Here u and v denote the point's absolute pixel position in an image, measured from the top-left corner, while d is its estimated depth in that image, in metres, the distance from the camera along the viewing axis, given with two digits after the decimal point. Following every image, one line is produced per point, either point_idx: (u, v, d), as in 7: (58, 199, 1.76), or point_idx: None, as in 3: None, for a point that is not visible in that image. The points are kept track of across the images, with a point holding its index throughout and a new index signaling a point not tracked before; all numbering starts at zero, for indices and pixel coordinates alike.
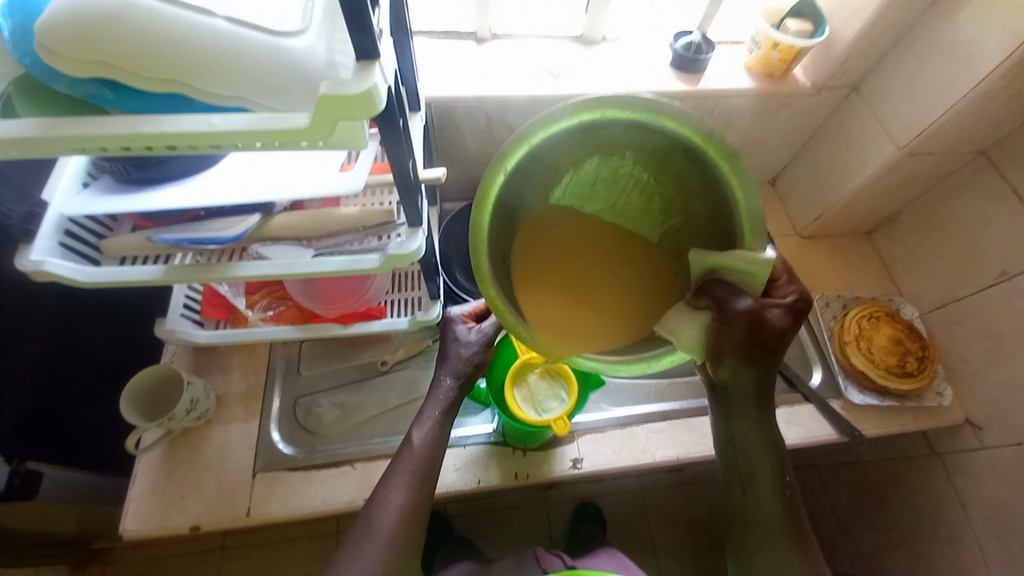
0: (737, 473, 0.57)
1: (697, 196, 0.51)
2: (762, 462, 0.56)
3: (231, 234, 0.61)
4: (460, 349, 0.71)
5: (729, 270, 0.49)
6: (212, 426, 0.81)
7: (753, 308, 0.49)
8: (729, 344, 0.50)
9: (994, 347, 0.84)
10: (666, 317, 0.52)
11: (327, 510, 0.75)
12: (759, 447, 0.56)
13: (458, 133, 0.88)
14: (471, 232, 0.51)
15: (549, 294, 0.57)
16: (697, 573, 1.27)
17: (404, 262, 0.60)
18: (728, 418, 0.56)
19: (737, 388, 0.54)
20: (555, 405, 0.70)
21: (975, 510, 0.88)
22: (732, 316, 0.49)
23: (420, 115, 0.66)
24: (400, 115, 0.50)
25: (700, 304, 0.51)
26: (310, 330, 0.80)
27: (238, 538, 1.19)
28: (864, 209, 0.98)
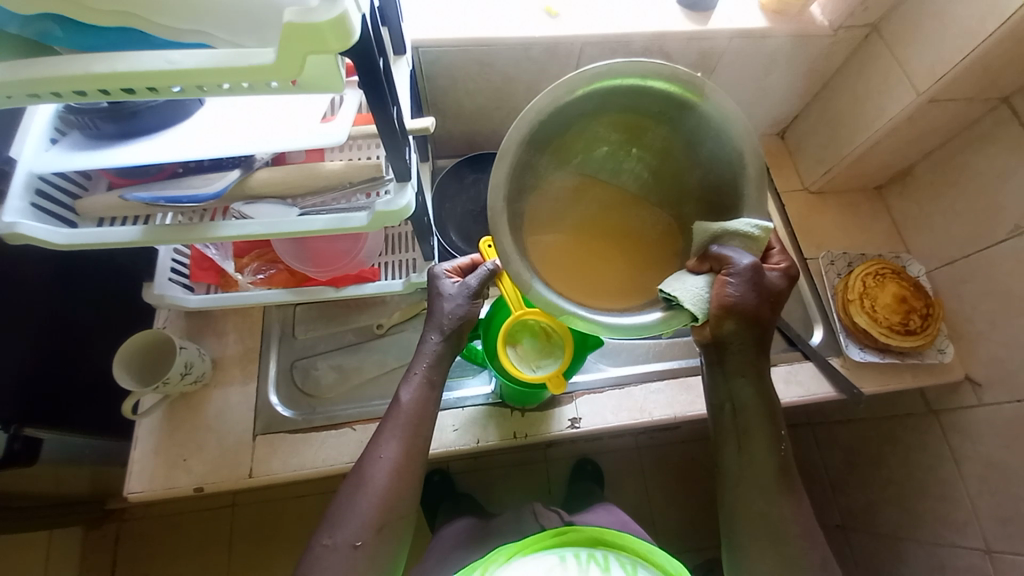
0: (730, 428, 0.57)
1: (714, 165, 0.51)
2: (754, 414, 0.56)
3: (210, 192, 0.58)
4: (443, 305, 0.67)
5: (734, 231, 0.49)
6: (210, 390, 0.80)
7: (757, 267, 0.49)
8: (737, 306, 0.49)
9: (1001, 306, 0.83)
10: (668, 280, 0.50)
11: (329, 470, 0.76)
12: (752, 402, 0.56)
13: (450, 83, 0.83)
14: (492, 196, 0.49)
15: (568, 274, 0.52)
16: (691, 524, 1.31)
17: (394, 220, 0.57)
18: (723, 375, 0.56)
19: (734, 346, 0.53)
20: (549, 364, 0.68)
21: (968, 465, 0.89)
22: (740, 277, 0.48)
23: (406, 61, 0.62)
24: (382, 58, 0.46)
25: (703, 268, 0.50)
26: (303, 294, 0.78)
27: (247, 496, 1.22)
28: (877, 162, 0.94)
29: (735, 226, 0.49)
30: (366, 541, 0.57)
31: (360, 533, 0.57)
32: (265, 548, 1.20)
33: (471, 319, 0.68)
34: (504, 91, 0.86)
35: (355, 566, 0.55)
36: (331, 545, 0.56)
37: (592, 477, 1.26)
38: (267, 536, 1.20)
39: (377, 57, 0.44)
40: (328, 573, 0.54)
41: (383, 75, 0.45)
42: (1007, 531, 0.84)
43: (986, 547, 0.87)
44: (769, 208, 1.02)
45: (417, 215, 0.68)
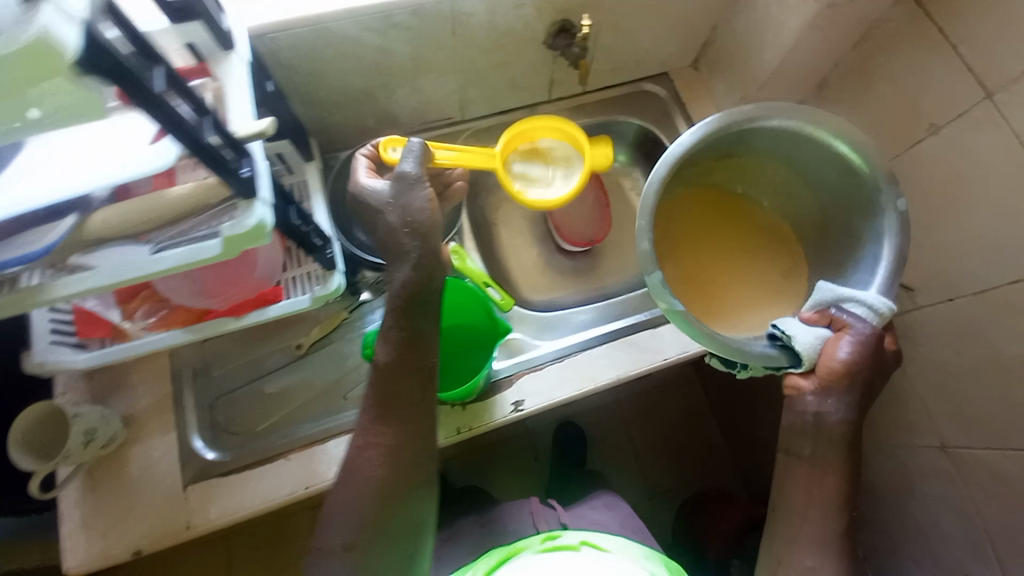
0: (802, 466, 0.67)
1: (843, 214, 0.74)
2: (828, 460, 0.66)
3: (41, 247, 0.48)
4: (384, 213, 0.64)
5: (862, 299, 0.66)
6: (131, 447, 0.75)
7: (874, 334, 0.65)
8: (852, 365, 0.65)
9: (927, 208, 0.82)
10: (796, 328, 0.68)
11: (269, 506, 0.72)
12: (833, 453, 0.66)
13: (314, 73, 0.73)
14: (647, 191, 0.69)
15: (686, 256, 0.82)
16: (675, 466, 1.34)
17: (254, 240, 0.50)
18: (816, 442, 0.67)
19: (829, 412, 0.66)
20: (560, 186, 0.84)
21: (914, 367, 0.91)
22: (854, 337, 0.65)
23: (238, 54, 0.57)
24: (162, 72, 0.40)
25: (821, 321, 0.69)
26: (201, 330, 0.72)
27: (239, 528, 1.19)
28: (792, 79, 0.89)
29: (861, 296, 0.67)
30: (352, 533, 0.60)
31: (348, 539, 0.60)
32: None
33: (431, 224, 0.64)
34: (380, 69, 0.77)
35: None
36: None
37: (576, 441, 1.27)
38: (266, 561, 1.18)
39: (147, 77, 0.38)
40: None
41: (165, 92, 0.39)
42: (958, 423, 0.86)
43: (942, 443, 0.89)
44: None
45: (293, 230, 0.65)
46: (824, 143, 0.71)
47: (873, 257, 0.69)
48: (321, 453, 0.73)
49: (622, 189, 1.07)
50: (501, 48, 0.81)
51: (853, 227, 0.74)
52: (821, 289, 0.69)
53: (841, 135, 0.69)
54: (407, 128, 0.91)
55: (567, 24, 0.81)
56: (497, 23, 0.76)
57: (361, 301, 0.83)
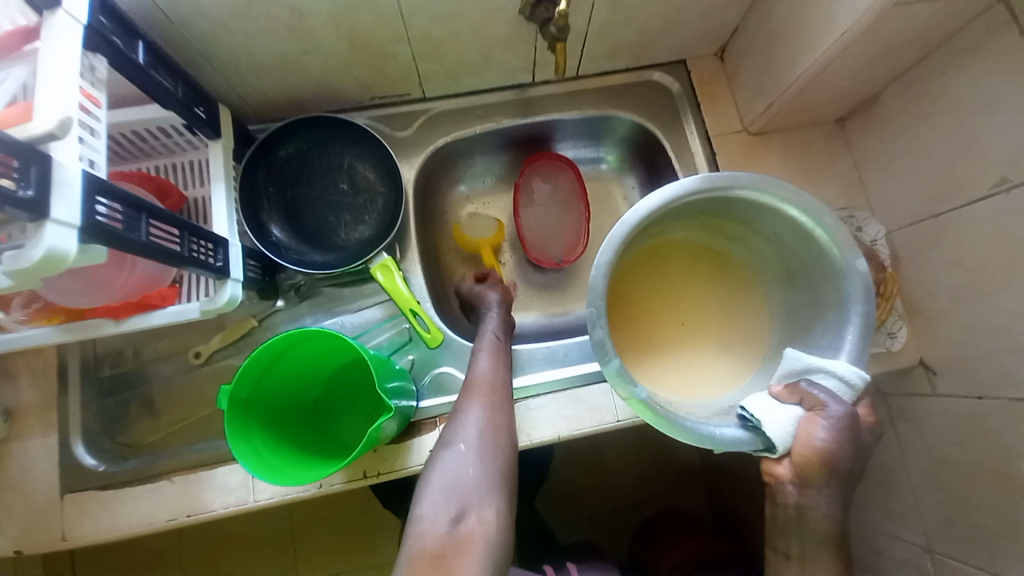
0: (793, 570, 0.53)
1: (812, 276, 0.61)
2: (825, 570, 0.52)
3: None
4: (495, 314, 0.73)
5: (831, 370, 0.55)
6: (9, 444, 0.68)
7: (852, 415, 0.51)
8: (831, 452, 0.50)
9: (972, 281, 0.64)
10: (759, 406, 0.55)
11: (146, 529, 0.65)
12: (825, 555, 0.52)
13: (212, 28, 0.58)
14: (592, 277, 0.56)
15: (636, 320, 0.67)
16: None
17: (51, 270, 0.40)
18: (800, 536, 0.53)
19: (814, 506, 0.52)
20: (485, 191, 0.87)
21: (913, 456, 0.76)
22: (830, 422, 0.51)
23: (70, 12, 0.43)
24: None
25: (792, 398, 0.55)
26: (77, 331, 0.62)
27: (193, 531, 1.03)
28: (836, 89, 0.70)
29: (832, 369, 0.55)
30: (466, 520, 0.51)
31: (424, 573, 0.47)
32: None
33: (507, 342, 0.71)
34: (300, 29, 0.61)
35: None
36: None
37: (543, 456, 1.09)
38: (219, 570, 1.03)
39: None
40: None
41: None
42: (950, 531, 0.71)
43: (927, 545, 0.75)
44: (694, 154, 0.80)
45: (161, 253, 0.50)
46: (776, 210, 0.59)
47: (838, 323, 0.58)
48: (207, 479, 0.66)
49: (610, 195, 0.90)
50: (457, 14, 0.63)
51: (814, 290, 0.61)
52: (789, 357, 0.58)
53: (791, 200, 0.57)
54: (352, 101, 0.76)
55: None
56: None
57: (275, 308, 0.73)
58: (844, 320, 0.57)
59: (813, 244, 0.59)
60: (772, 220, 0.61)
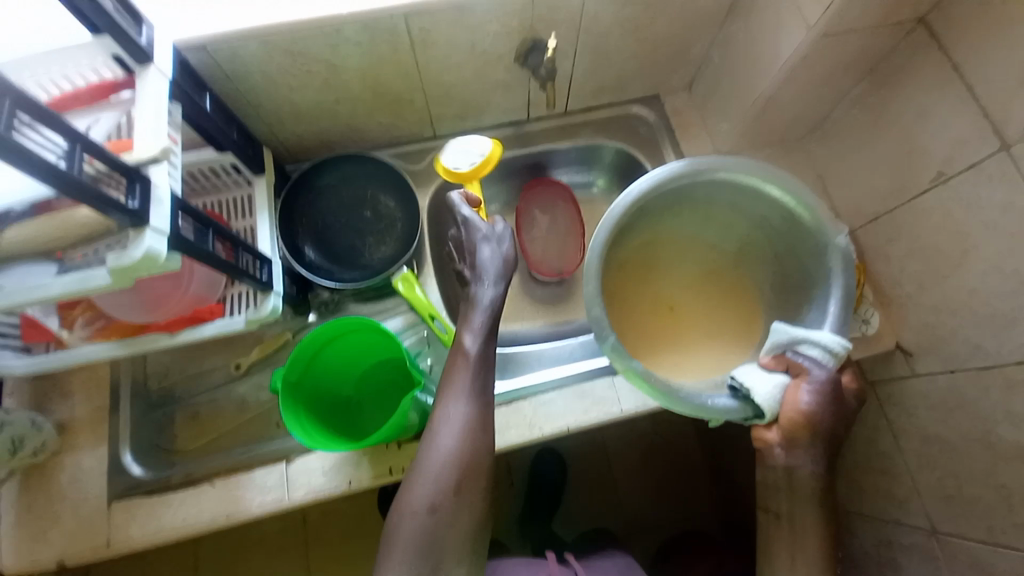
0: (784, 528, 0.59)
1: (798, 254, 0.68)
2: (811, 521, 0.57)
3: None
4: (494, 244, 0.66)
5: (814, 340, 0.60)
6: (62, 456, 0.73)
7: (832, 379, 0.58)
8: (812, 413, 0.56)
9: (929, 265, 0.72)
10: (750, 373, 0.61)
11: (188, 531, 0.70)
12: (812, 511, 0.57)
13: (263, 84, 0.70)
14: (587, 258, 0.65)
15: (640, 305, 0.76)
16: None
17: (145, 271, 0.49)
18: (795, 500, 0.58)
19: (800, 466, 0.58)
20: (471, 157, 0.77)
21: (906, 438, 0.80)
22: (814, 386, 0.57)
23: (158, 69, 0.54)
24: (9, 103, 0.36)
25: (778, 368, 0.61)
26: (134, 344, 0.70)
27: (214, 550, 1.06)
28: (791, 111, 0.81)
29: (815, 338, 0.60)
30: (445, 511, 0.56)
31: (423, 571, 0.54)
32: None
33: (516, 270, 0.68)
34: (335, 83, 0.73)
35: None
36: None
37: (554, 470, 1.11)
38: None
39: None
40: None
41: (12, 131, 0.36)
42: (949, 507, 0.74)
43: (931, 526, 0.77)
44: None
45: (220, 263, 0.59)
46: (758, 190, 0.68)
47: (823, 297, 0.64)
48: (245, 481, 0.71)
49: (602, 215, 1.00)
50: (464, 64, 0.76)
51: (803, 269, 0.68)
52: (777, 330, 0.62)
53: (769, 181, 0.66)
54: (374, 141, 0.88)
55: (537, 42, 0.75)
56: (455, 39, 0.71)
57: (307, 322, 0.82)
58: (828, 292, 0.63)
59: (795, 222, 0.67)
60: (752, 204, 0.70)
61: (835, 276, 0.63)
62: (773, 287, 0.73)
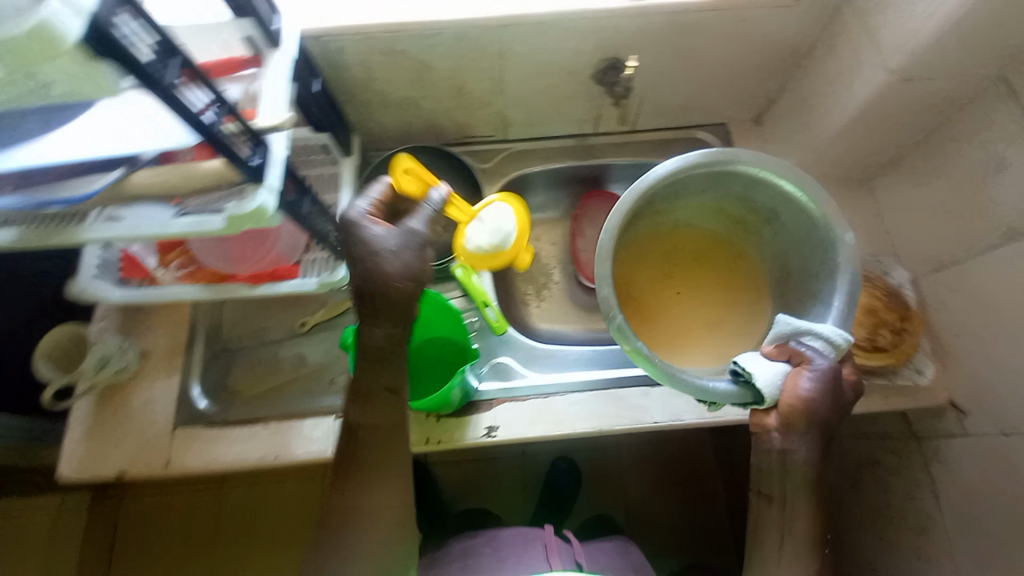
0: (774, 511, 0.61)
1: (805, 249, 0.70)
2: (802, 507, 0.60)
3: (68, 194, 0.52)
4: (378, 260, 0.60)
5: (818, 331, 0.62)
6: (139, 381, 0.82)
7: (834, 369, 0.59)
8: (812, 400, 0.58)
9: (992, 323, 0.70)
10: (749, 357, 0.62)
11: (238, 465, 0.76)
12: (803, 495, 0.60)
13: (364, 76, 0.78)
14: (601, 242, 0.66)
15: (644, 283, 0.83)
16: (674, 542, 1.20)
17: (253, 223, 0.55)
18: (788, 480, 0.60)
19: (795, 451, 0.59)
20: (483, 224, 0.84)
21: (947, 498, 0.77)
22: (815, 372, 0.59)
23: (282, 51, 0.61)
24: (177, 59, 0.44)
25: (780, 356, 0.62)
26: (219, 291, 0.78)
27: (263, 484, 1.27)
28: (861, 150, 0.81)
29: (817, 329, 0.62)
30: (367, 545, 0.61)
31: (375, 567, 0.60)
32: (255, 532, 1.24)
33: (420, 288, 0.63)
34: (425, 80, 0.80)
35: None
36: None
37: (564, 475, 1.19)
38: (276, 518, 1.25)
39: (163, 70, 0.42)
40: None
41: (177, 84, 0.43)
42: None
43: None
44: None
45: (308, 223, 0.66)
46: (772, 184, 0.69)
47: (828, 292, 0.65)
48: (294, 429, 0.77)
49: None
50: (546, 75, 0.81)
51: (810, 264, 0.70)
52: (779, 322, 0.65)
53: (783, 176, 0.67)
54: (449, 137, 0.94)
55: (617, 61, 0.80)
56: (540, 50, 0.76)
57: None
58: (832, 293, 0.64)
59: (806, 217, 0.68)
60: (764, 196, 0.72)
61: (841, 276, 0.64)
62: (779, 278, 0.77)
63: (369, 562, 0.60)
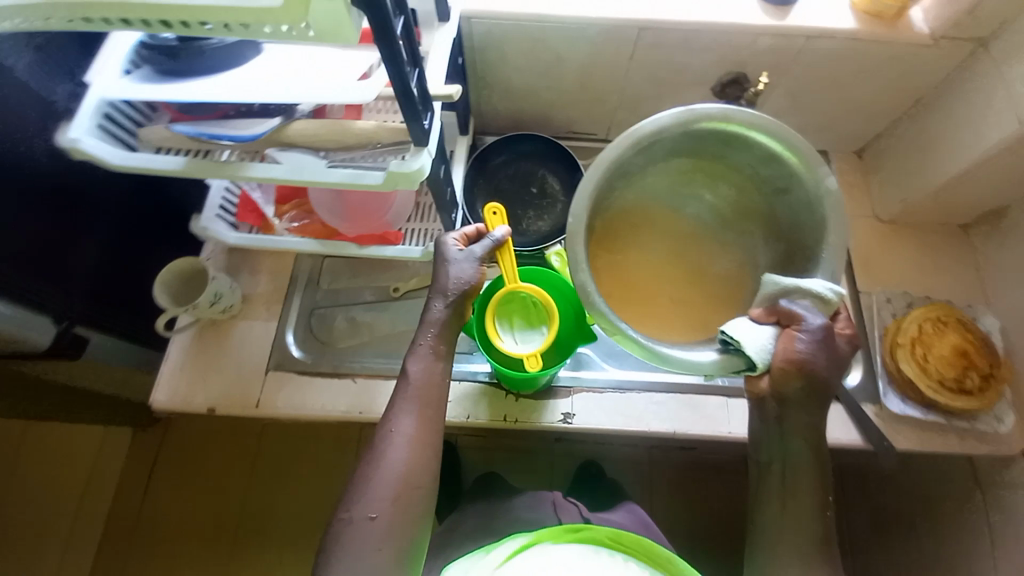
0: (775, 479, 0.60)
1: (789, 201, 0.67)
2: (807, 472, 0.59)
3: (248, 134, 0.61)
4: (456, 270, 0.64)
5: (804, 291, 0.60)
6: (237, 321, 0.85)
7: (826, 328, 0.58)
8: (806, 362, 0.56)
9: None
10: (735, 323, 0.61)
11: (325, 415, 0.80)
12: (804, 458, 0.59)
13: (499, 60, 0.82)
14: (572, 224, 0.63)
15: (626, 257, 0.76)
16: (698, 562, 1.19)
17: (407, 182, 0.58)
18: (790, 438, 0.59)
19: (791, 414, 0.59)
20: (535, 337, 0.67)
21: (1007, 553, 0.76)
22: (807, 333, 0.57)
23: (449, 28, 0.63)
24: (402, 17, 0.47)
25: (769, 319, 0.60)
26: (328, 246, 0.80)
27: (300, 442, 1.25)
28: (967, 195, 0.81)
29: (806, 286, 0.60)
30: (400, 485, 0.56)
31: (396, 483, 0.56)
32: (295, 492, 1.21)
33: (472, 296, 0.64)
34: (554, 73, 0.83)
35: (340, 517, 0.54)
36: None
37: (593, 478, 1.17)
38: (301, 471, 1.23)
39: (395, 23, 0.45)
40: None
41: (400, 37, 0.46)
42: None
43: None
44: None
45: (438, 187, 0.69)
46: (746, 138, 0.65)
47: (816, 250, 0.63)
48: (382, 388, 0.80)
49: None
50: (668, 82, 0.84)
51: (795, 214, 0.67)
52: (767, 282, 0.62)
53: (756, 127, 0.63)
54: (555, 130, 0.97)
55: (741, 77, 0.81)
56: (670, 58, 0.79)
57: None
58: (820, 245, 0.62)
59: (782, 165, 0.65)
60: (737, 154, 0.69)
61: (831, 227, 0.62)
62: None
63: (389, 497, 0.55)
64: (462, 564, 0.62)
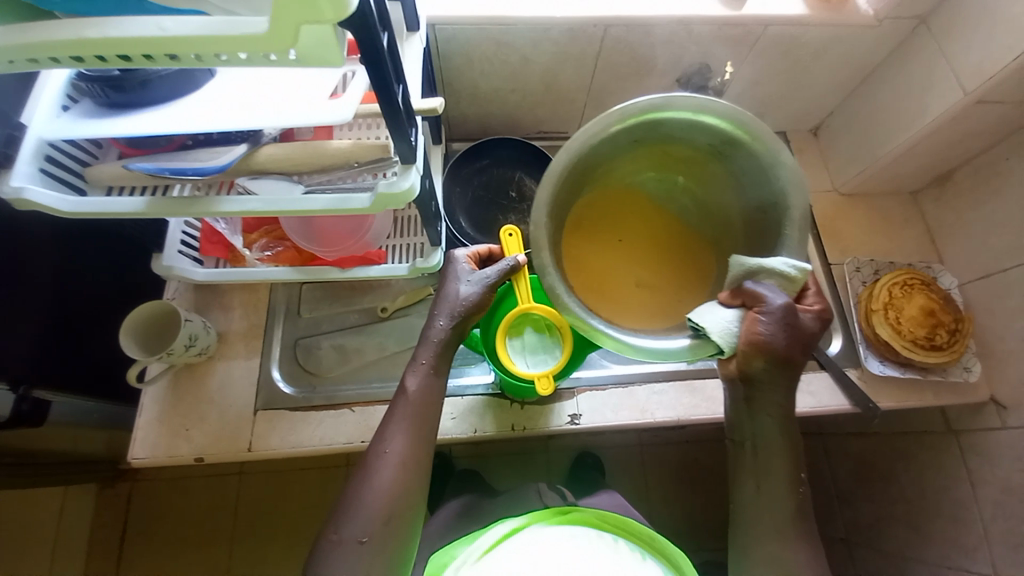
0: (748, 456, 0.62)
1: (745, 181, 0.68)
2: (778, 447, 0.61)
3: (216, 165, 0.56)
4: (463, 288, 0.63)
5: (767, 271, 0.60)
6: (215, 362, 0.80)
7: (788, 307, 0.58)
8: (768, 343, 0.57)
9: None
10: (700, 310, 0.61)
11: (325, 449, 0.76)
12: (775, 432, 0.61)
13: (465, 65, 0.80)
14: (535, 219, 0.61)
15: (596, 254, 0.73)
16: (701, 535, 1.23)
17: (397, 202, 0.56)
18: (756, 410, 0.61)
19: (758, 390, 0.60)
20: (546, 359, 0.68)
21: (985, 489, 0.83)
22: (769, 315, 0.57)
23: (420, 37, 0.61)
24: (386, 32, 0.45)
25: (735, 302, 0.61)
26: (308, 273, 0.76)
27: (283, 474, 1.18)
28: (918, 164, 0.87)
29: (769, 266, 0.60)
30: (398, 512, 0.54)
31: (389, 508, 0.54)
32: (282, 532, 1.16)
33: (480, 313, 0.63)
34: (521, 74, 0.82)
35: (366, 561, 0.52)
36: (338, 539, 0.53)
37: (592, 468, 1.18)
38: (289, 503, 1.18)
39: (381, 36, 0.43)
40: (340, 568, 0.51)
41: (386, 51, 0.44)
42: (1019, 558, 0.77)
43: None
44: None
45: (423, 200, 0.67)
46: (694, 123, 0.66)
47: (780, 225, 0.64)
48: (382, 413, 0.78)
49: None
50: (634, 76, 0.85)
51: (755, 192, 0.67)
52: (733, 263, 0.63)
53: (706, 110, 0.64)
54: (525, 130, 0.96)
55: (704, 66, 0.84)
56: (637, 53, 0.80)
57: None
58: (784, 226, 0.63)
59: (734, 144, 0.66)
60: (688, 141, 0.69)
61: (790, 198, 0.62)
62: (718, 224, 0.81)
63: (376, 521, 0.53)
64: (448, 553, 0.62)
